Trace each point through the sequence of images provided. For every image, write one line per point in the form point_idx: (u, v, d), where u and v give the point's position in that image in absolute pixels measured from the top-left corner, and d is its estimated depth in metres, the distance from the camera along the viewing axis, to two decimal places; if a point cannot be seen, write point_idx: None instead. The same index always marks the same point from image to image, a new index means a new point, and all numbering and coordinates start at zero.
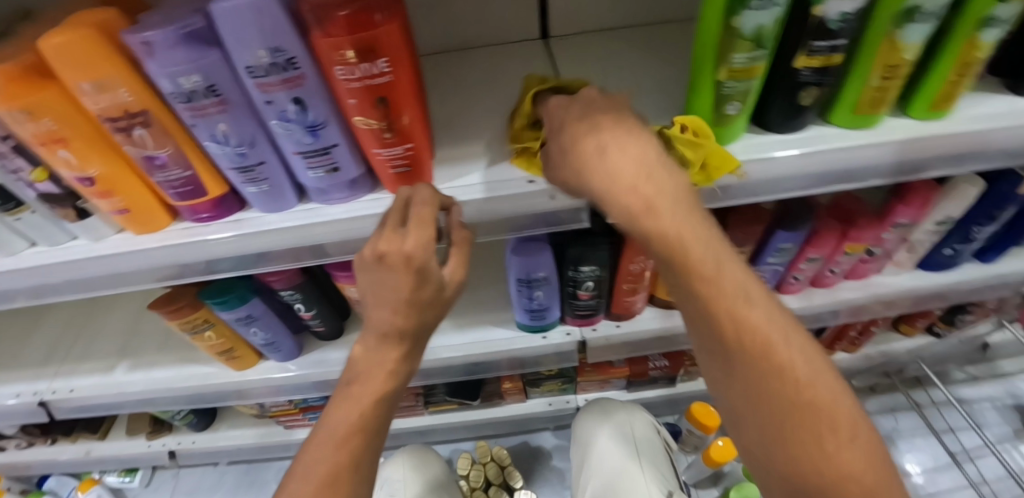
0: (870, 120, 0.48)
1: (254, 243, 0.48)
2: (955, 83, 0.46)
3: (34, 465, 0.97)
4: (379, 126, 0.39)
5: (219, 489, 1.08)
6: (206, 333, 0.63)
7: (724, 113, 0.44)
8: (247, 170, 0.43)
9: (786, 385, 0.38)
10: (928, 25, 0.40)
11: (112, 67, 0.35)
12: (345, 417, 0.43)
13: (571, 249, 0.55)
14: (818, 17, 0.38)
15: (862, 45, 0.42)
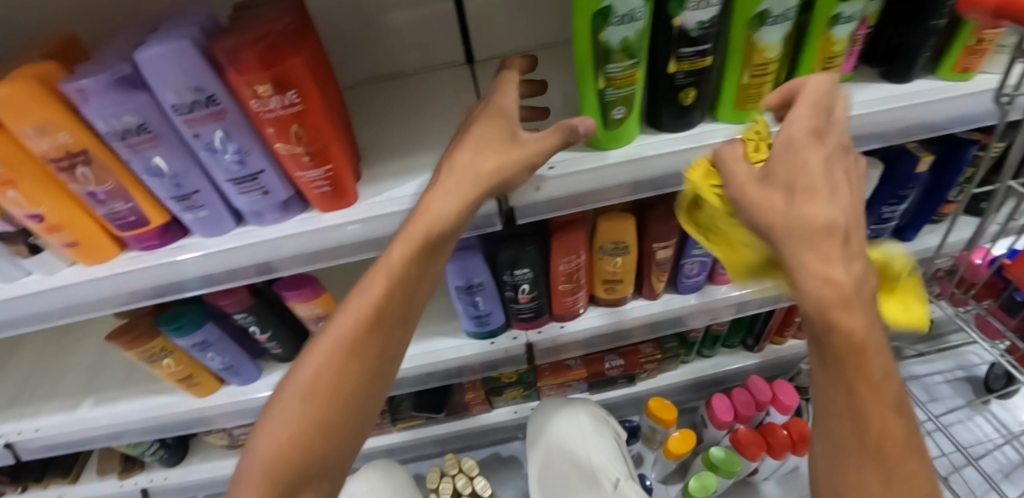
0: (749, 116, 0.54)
1: (197, 266, 0.52)
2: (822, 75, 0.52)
3: None
4: (297, 151, 0.44)
5: None
6: (164, 362, 0.66)
7: (612, 117, 0.49)
8: (184, 199, 0.47)
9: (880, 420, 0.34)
10: (782, 28, 0.46)
11: (53, 112, 0.39)
12: (328, 375, 0.46)
13: (502, 253, 0.58)
14: (678, 26, 0.44)
15: (728, 49, 0.48)
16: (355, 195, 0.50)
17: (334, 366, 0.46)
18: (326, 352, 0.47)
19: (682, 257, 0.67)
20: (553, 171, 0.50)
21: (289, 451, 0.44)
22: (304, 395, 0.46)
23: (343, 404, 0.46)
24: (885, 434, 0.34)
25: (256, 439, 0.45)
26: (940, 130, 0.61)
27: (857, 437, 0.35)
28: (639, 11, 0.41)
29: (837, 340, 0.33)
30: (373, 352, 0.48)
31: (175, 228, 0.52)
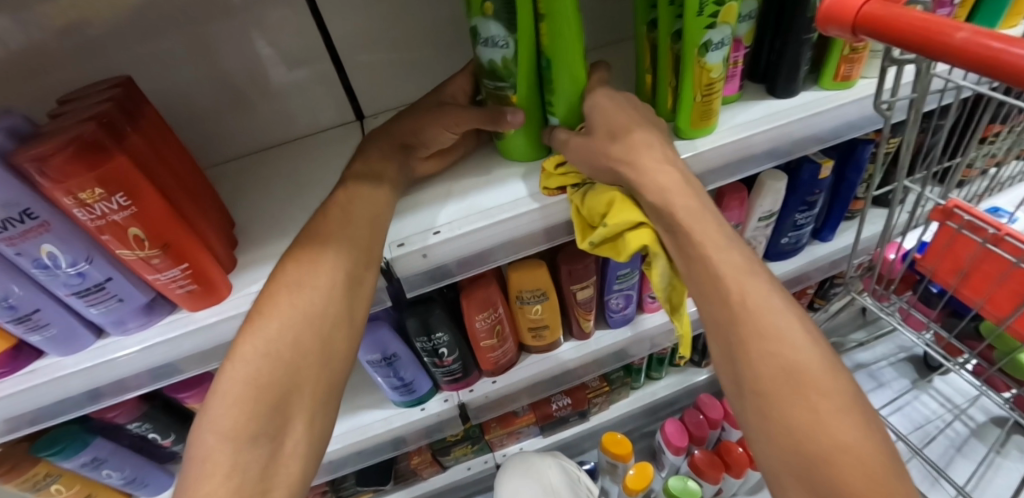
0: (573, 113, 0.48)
1: (55, 390, 0.46)
2: (705, 104, 0.52)
3: None
4: (144, 254, 0.39)
5: None
6: (53, 488, 0.58)
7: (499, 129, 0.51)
8: (23, 320, 0.41)
9: (776, 352, 0.37)
10: None
11: None
12: (286, 330, 0.42)
13: (411, 321, 0.56)
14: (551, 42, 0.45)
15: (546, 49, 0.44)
16: (227, 287, 0.46)
17: (296, 316, 0.43)
18: (284, 307, 0.42)
19: (605, 293, 0.66)
20: (438, 238, 0.47)
21: (241, 402, 0.39)
22: (259, 344, 0.41)
23: (309, 355, 0.43)
24: (793, 365, 0.37)
25: (208, 419, 0.39)
26: (831, 139, 0.62)
27: (768, 361, 0.38)
28: (501, 38, 0.43)
29: (716, 291, 0.41)
30: (340, 307, 0.44)
31: (27, 350, 0.46)
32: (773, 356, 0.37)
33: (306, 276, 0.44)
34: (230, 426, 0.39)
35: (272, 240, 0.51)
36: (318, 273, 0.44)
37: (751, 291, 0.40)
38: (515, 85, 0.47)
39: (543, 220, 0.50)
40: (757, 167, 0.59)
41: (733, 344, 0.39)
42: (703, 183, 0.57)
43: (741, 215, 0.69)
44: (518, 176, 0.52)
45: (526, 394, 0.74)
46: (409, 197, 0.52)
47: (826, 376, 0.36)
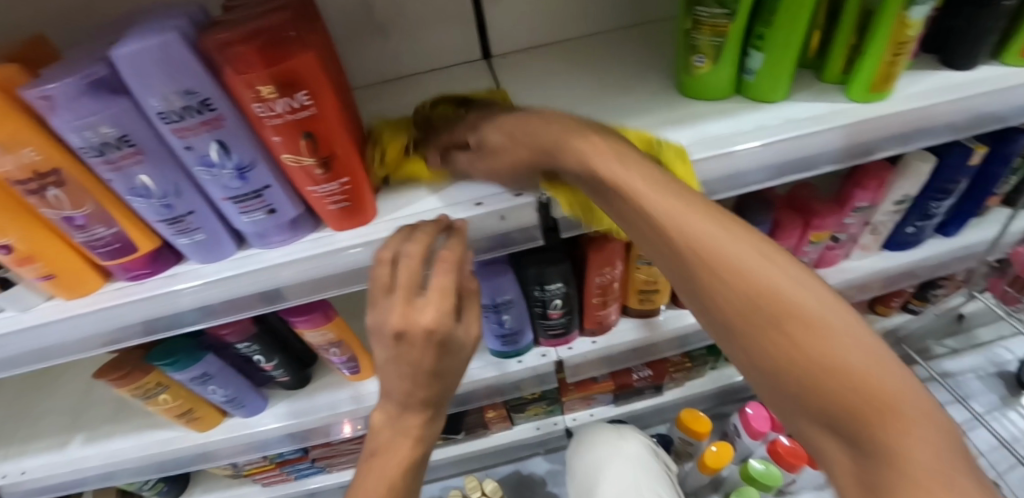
0: (780, 61, 0.47)
1: (190, 297, 0.45)
2: (890, 65, 0.47)
3: None
4: (308, 162, 0.37)
5: None
6: (160, 398, 0.59)
7: (692, 65, 0.50)
8: (176, 221, 0.40)
9: (796, 368, 0.27)
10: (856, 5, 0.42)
11: (22, 134, 0.33)
12: (404, 387, 0.43)
13: (533, 269, 0.53)
14: None
15: None
16: (374, 212, 0.44)
17: (403, 382, 0.42)
18: (394, 380, 0.43)
19: None
20: None
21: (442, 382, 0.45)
22: (449, 264, 0.39)
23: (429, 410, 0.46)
24: (822, 382, 0.26)
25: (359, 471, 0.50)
26: (1004, 119, 0.56)
27: (789, 379, 0.27)
28: None
29: (749, 329, 0.29)
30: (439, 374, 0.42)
31: (169, 252, 0.46)
32: (797, 375, 0.27)
33: (413, 356, 0.40)
34: (385, 483, 0.47)
35: (412, 168, 0.48)
36: (423, 361, 0.40)
37: (787, 282, 0.29)
38: (734, 13, 0.44)
39: (701, 173, 0.47)
40: (920, 143, 0.54)
41: (760, 372, 0.29)
42: (862, 154, 0.52)
43: (876, 196, 0.64)
44: (670, 125, 0.50)
45: (602, 364, 0.71)
46: None
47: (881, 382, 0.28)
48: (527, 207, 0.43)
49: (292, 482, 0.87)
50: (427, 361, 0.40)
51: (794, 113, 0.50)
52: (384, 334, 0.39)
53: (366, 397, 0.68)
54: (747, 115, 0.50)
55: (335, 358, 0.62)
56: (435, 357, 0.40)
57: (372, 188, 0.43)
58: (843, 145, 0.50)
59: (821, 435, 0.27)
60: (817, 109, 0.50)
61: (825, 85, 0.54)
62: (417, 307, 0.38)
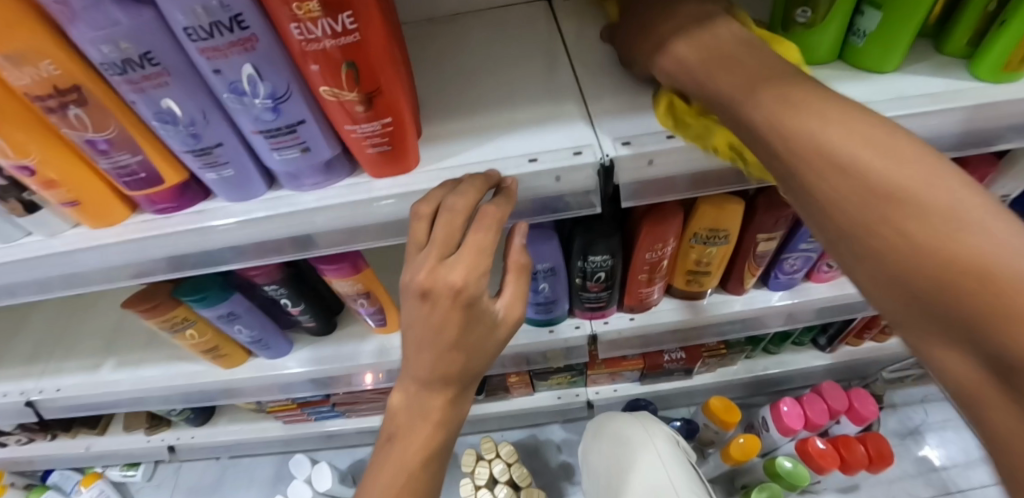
0: (902, 23, 0.39)
1: (217, 238, 0.43)
2: None
3: (49, 458, 0.94)
4: (349, 97, 0.33)
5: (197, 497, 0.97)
6: (188, 332, 0.59)
7: (793, 21, 0.42)
8: (204, 153, 0.37)
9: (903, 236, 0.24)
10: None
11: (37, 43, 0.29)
12: (432, 360, 0.37)
13: (580, 238, 0.49)
14: None
15: None
16: (416, 160, 0.40)
17: (427, 354, 0.37)
18: (419, 354, 0.37)
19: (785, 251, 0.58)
20: (674, 144, 0.37)
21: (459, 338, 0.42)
22: (492, 222, 0.35)
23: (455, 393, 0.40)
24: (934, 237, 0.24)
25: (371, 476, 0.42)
26: None
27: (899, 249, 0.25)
28: None
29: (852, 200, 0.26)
30: (471, 344, 0.37)
31: (196, 188, 0.43)
32: (914, 242, 0.24)
33: (440, 319, 0.35)
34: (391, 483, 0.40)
35: (461, 115, 0.43)
36: (449, 325, 0.35)
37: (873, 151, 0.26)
38: None
39: None
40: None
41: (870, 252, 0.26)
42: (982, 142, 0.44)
43: None
44: None
45: (636, 343, 0.68)
46: (632, 94, 0.42)
47: (982, 218, 0.23)
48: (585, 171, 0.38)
49: (311, 424, 0.88)
50: (455, 330, 0.36)
51: (906, 89, 0.42)
52: (414, 287, 0.35)
53: (390, 350, 0.66)
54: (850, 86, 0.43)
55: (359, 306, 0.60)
56: (464, 320, 0.36)
57: (416, 134, 0.38)
58: (960, 129, 0.42)
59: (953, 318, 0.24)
60: (934, 85, 0.43)
61: (946, 59, 0.45)
62: (446, 266, 0.34)
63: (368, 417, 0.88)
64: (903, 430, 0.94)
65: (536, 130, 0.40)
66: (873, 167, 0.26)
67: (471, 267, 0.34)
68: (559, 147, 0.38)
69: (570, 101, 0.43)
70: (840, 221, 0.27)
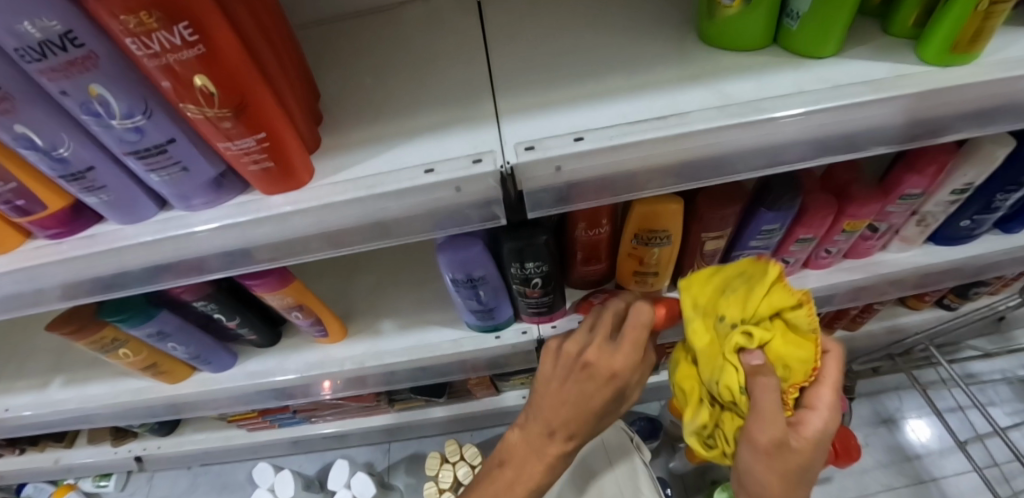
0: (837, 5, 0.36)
1: (111, 260, 0.40)
2: (982, 20, 0.36)
3: (19, 472, 0.93)
4: (213, 114, 0.30)
5: None
6: (120, 351, 0.57)
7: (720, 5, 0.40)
8: (77, 178, 0.34)
9: (762, 452, 0.35)
10: None
11: None
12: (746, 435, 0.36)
13: (510, 241, 0.47)
14: None
15: None
16: (309, 174, 0.37)
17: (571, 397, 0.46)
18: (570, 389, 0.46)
19: (735, 249, 0.56)
20: (580, 148, 0.35)
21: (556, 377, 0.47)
22: None
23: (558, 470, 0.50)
24: (764, 457, 0.35)
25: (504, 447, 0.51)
26: None
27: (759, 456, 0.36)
28: None
29: (759, 433, 0.35)
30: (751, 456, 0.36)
31: (88, 213, 0.41)
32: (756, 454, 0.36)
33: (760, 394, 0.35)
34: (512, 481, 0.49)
35: (364, 120, 0.40)
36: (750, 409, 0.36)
37: (769, 445, 0.35)
38: None
39: (715, 144, 0.37)
40: (1015, 124, 0.41)
41: (749, 451, 0.36)
42: (922, 133, 0.41)
43: (931, 183, 0.53)
44: (676, 83, 0.39)
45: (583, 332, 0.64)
46: (544, 91, 0.39)
47: (764, 473, 0.36)
48: (485, 180, 0.35)
49: (275, 430, 0.87)
50: (764, 449, 0.35)
51: (840, 76, 0.39)
52: (750, 363, 0.37)
53: (333, 362, 0.62)
54: (781, 76, 0.40)
55: (758, 355, 0.37)
56: (776, 459, 0.35)
57: (301, 152, 0.36)
58: (896, 119, 0.39)
59: (744, 461, 0.37)
60: (871, 72, 0.39)
61: (892, 41, 0.43)
62: (761, 386, 0.35)
63: (331, 422, 0.86)
64: (876, 417, 0.92)
65: (440, 135, 0.38)
66: (758, 457, 0.36)
67: (779, 450, 0.35)
68: (459, 155, 0.36)
69: (479, 100, 0.40)
70: (761, 451, 0.35)
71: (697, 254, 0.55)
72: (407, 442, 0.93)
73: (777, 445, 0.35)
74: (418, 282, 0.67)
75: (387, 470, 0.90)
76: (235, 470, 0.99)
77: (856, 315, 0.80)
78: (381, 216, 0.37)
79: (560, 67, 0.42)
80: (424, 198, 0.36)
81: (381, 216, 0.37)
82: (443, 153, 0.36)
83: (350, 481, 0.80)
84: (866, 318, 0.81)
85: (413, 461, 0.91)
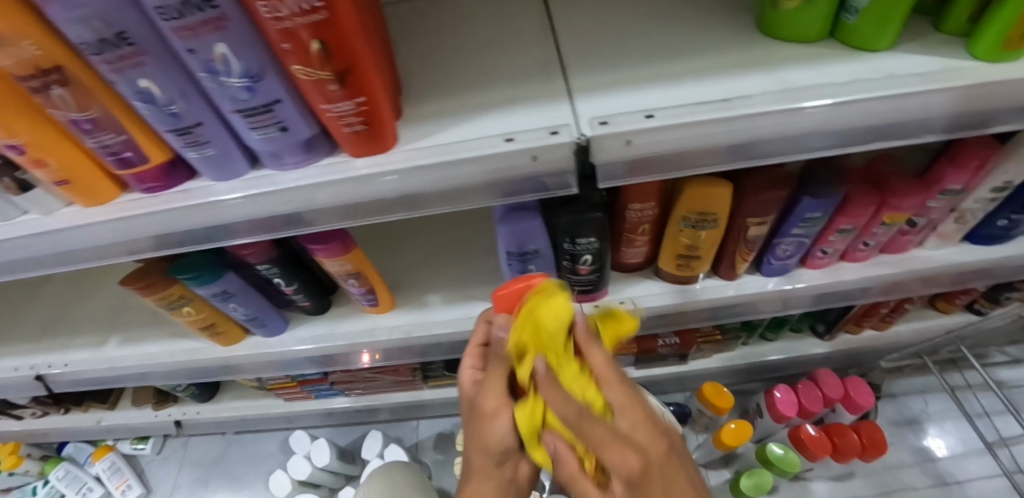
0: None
1: (204, 213, 0.43)
2: None
3: (65, 431, 0.97)
4: (322, 76, 0.33)
5: (204, 470, 1.00)
6: (185, 309, 0.60)
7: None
8: (185, 133, 0.38)
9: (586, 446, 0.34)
10: None
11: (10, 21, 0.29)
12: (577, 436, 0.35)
13: (566, 216, 0.49)
14: None
15: None
16: (394, 139, 0.40)
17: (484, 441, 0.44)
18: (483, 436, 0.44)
19: (776, 236, 0.58)
20: (651, 124, 0.37)
21: (494, 480, 0.45)
22: None
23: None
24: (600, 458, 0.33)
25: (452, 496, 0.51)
26: None
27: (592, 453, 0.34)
28: None
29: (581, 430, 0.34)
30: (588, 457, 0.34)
31: (182, 168, 0.44)
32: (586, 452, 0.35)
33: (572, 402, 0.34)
34: None
35: (440, 94, 0.43)
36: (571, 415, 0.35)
37: (596, 437, 0.34)
38: None
39: (776, 126, 0.39)
40: None
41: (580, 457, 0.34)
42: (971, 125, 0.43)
43: (973, 179, 0.54)
44: (737, 69, 0.41)
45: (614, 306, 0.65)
46: (611, 72, 0.42)
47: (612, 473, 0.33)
48: (560, 149, 0.37)
49: (310, 401, 0.90)
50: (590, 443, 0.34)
51: (895, 67, 0.41)
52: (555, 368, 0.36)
53: (381, 331, 0.65)
54: (837, 66, 0.42)
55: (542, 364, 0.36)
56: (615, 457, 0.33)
57: (389, 118, 0.38)
58: (948, 110, 0.40)
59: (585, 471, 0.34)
60: (924, 65, 0.41)
61: (944, 37, 0.44)
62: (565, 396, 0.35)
63: (365, 396, 0.89)
64: (900, 418, 0.93)
65: (515, 109, 0.40)
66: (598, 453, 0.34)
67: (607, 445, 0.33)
68: (536, 126, 0.38)
69: (550, 79, 0.42)
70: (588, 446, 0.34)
71: (739, 238, 0.57)
72: (436, 420, 0.95)
73: (602, 441, 0.34)
74: (463, 260, 0.69)
75: (415, 446, 0.93)
76: (267, 440, 1.02)
77: (886, 313, 0.81)
78: (458, 180, 0.39)
79: (625, 51, 0.44)
80: (501, 165, 0.38)
81: (459, 180, 0.39)
82: (519, 124, 0.39)
83: (384, 451, 0.83)
84: (896, 317, 0.82)
85: (441, 438, 0.93)
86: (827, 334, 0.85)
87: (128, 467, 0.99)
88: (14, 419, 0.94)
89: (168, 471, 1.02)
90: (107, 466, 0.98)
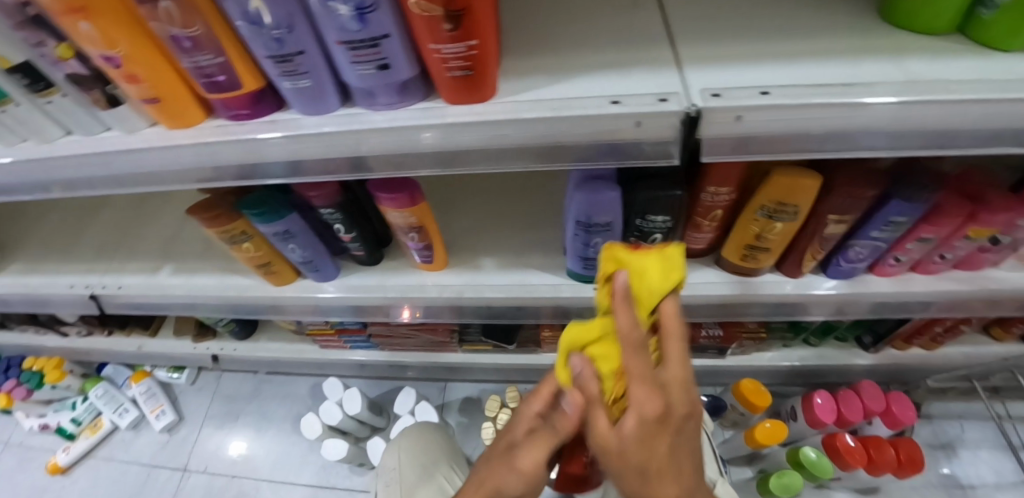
0: None
1: (288, 147, 0.43)
2: None
3: (108, 352, 1.01)
4: (439, 13, 0.31)
5: (235, 404, 1.04)
6: (244, 245, 0.61)
7: None
8: (285, 61, 0.37)
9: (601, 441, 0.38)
10: None
11: None
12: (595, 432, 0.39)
13: (645, 190, 0.48)
14: None
15: None
16: (493, 89, 0.39)
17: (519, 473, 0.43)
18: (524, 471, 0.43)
19: (852, 237, 0.56)
20: (768, 101, 0.35)
21: None
22: None
23: None
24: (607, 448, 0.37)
25: None
26: None
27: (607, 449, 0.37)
28: None
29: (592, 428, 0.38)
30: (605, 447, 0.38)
31: (271, 99, 0.44)
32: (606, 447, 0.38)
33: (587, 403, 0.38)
34: None
35: (539, 51, 0.42)
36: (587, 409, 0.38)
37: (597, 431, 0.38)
38: None
39: (898, 119, 0.36)
40: None
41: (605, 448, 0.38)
42: None
43: None
44: (856, 54, 0.39)
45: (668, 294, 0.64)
46: (720, 46, 0.40)
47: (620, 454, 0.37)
48: (667, 118, 0.35)
49: (345, 351, 0.92)
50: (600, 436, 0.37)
51: None
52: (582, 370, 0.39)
53: (432, 288, 0.65)
54: (965, 62, 0.38)
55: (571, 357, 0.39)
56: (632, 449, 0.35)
57: (493, 66, 0.37)
58: None
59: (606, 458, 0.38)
60: None
61: None
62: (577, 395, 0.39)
63: (399, 352, 0.90)
64: (933, 440, 0.91)
65: (619, 72, 0.39)
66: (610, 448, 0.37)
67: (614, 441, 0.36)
68: (644, 92, 0.37)
69: (655, 46, 0.41)
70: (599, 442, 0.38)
71: (814, 234, 0.55)
72: (464, 384, 0.97)
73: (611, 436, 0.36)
74: (519, 228, 0.69)
75: (442, 407, 0.95)
76: (297, 384, 1.05)
77: (941, 333, 0.78)
78: (553, 139, 0.38)
79: (733, 26, 0.42)
80: (602, 127, 0.37)
81: (554, 139, 0.38)
82: (624, 88, 0.37)
83: (414, 408, 0.84)
84: (949, 337, 0.80)
85: (468, 402, 0.95)
86: (873, 346, 0.83)
87: (163, 393, 1.03)
88: (62, 334, 0.98)
89: (200, 401, 1.06)
90: (144, 389, 1.02)
